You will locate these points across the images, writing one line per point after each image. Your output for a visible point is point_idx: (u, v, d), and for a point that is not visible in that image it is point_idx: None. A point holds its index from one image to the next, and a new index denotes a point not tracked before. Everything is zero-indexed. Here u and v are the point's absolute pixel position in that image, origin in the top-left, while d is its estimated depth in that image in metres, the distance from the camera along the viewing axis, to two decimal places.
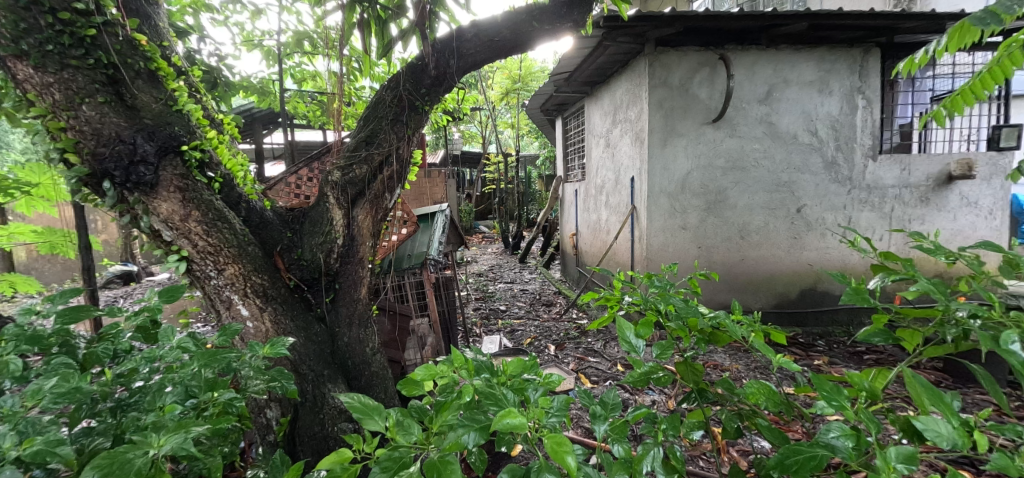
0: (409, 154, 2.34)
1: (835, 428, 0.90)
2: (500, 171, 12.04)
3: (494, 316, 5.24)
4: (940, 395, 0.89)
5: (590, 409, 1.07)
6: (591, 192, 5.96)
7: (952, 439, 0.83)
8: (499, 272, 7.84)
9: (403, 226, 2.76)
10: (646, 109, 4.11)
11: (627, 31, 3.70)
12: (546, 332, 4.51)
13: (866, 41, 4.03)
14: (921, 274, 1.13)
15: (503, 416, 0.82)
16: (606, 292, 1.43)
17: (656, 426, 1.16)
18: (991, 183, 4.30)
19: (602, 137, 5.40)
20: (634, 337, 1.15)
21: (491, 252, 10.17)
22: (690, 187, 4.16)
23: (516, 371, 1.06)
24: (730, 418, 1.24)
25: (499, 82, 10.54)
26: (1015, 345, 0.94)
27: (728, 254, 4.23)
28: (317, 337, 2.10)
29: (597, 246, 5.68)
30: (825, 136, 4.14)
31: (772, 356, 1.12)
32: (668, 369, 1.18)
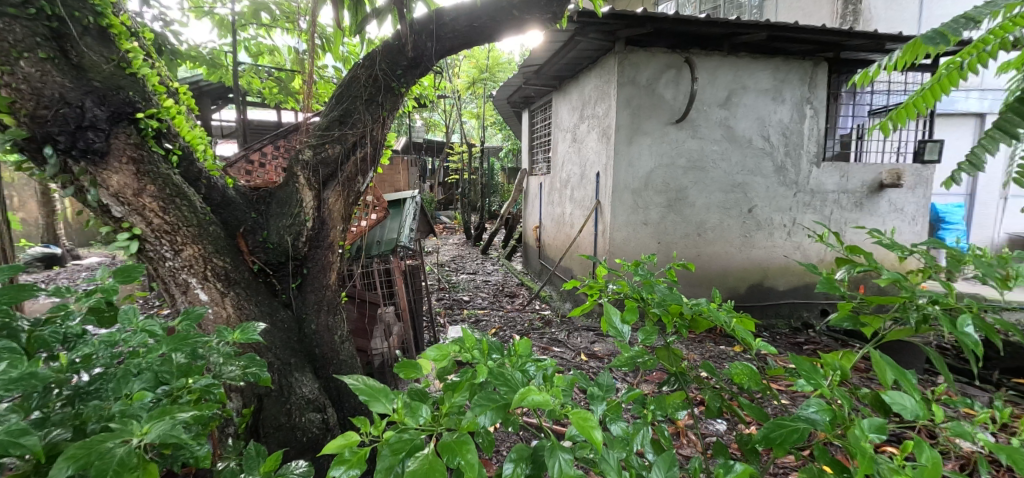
0: (383, 136, 2.26)
1: (813, 403, 0.91)
2: (465, 161, 11.93)
3: (458, 306, 5.20)
4: (904, 372, 0.91)
5: (588, 390, 1.06)
6: (556, 185, 5.97)
7: (915, 411, 0.86)
8: (460, 263, 7.76)
9: (372, 211, 2.67)
10: (615, 105, 4.11)
11: (600, 28, 3.68)
12: (511, 323, 4.53)
13: (818, 54, 4.19)
14: (887, 267, 1.15)
15: (527, 393, 0.78)
16: (589, 280, 1.40)
17: (644, 408, 1.18)
18: (915, 192, 4.62)
19: (569, 132, 5.41)
20: (620, 322, 1.14)
21: (453, 243, 10.08)
22: (653, 184, 4.21)
23: (524, 352, 1.03)
24: (712, 397, 1.26)
25: (466, 71, 10.31)
26: (970, 328, 0.97)
27: (687, 250, 4.32)
28: (283, 324, 2.01)
29: (561, 239, 5.71)
30: (777, 142, 4.29)
31: (755, 340, 1.12)
32: (654, 352, 1.19)
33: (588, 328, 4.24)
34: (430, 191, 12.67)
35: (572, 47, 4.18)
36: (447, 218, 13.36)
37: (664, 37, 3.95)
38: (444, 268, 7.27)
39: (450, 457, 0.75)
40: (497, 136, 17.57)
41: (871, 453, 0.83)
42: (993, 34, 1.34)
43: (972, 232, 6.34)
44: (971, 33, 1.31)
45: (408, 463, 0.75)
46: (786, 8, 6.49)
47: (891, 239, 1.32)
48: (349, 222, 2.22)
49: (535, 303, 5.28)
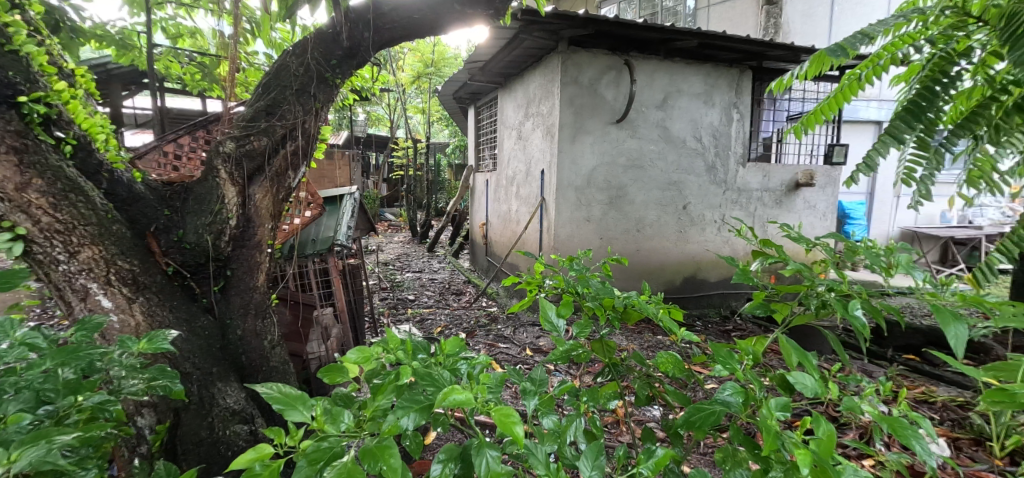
0: (316, 130, 2.16)
1: (728, 386, 0.94)
2: (410, 156, 11.66)
3: (403, 305, 5.08)
4: (806, 354, 0.94)
5: (520, 386, 1.05)
6: (501, 182, 5.97)
7: (816, 389, 0.88)
8: (406, 261, 7.59)
9: (307, 208, 2.52)
10: (557, 104, 4.16)
11: (543, 27, 3.70)
12: (456, 321, 4.47)
13: (742, 62, 4.44)
14: (793, 258, 1.20)
15: (449, 392, 0.75)
16: (526, 276, 1.39)
17: (578, 399, 1.20)
18: (825, 191, 5.04)
19: (514, 129, 5.41)
20: (555, 316, 1.14)
21: (399, 240, 9.85)
22: (595, 182, 4.31)
23: (454, 351, 0.99)
24: (641, 386, 1.30)
25: (410, 65, 10.04)
26: (858, 311, 1.03)
27: (627, 245, 4.45)
28: (203, 330, 1.86)
29: (507, 235, 5.72)
30: (708, 143, 4.52)
31: (678, 330, 1.14)
32: (587, 345, 1.20)
33: (533, 324, 4.28)
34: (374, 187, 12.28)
35: (516, 45, 4.18)
36: (391, 215, 13.02)
37: (604, 39, 4.03)
38: (389, 266, 7.08)
39: (372, 463, 0.71)
40: (444, 132, 17.31)
41: (776, 430, 0.84)
42: (885, 49, 1.31)
43: (871, 226, 7.02)
44: (864, 45, 1.31)
45: (325, 474, 0.70)
46: (717, 19, 6.97)
47: (798, 232, 1.37)
48: (279, 219, 2.10)
49: (481, 300, 5.25)
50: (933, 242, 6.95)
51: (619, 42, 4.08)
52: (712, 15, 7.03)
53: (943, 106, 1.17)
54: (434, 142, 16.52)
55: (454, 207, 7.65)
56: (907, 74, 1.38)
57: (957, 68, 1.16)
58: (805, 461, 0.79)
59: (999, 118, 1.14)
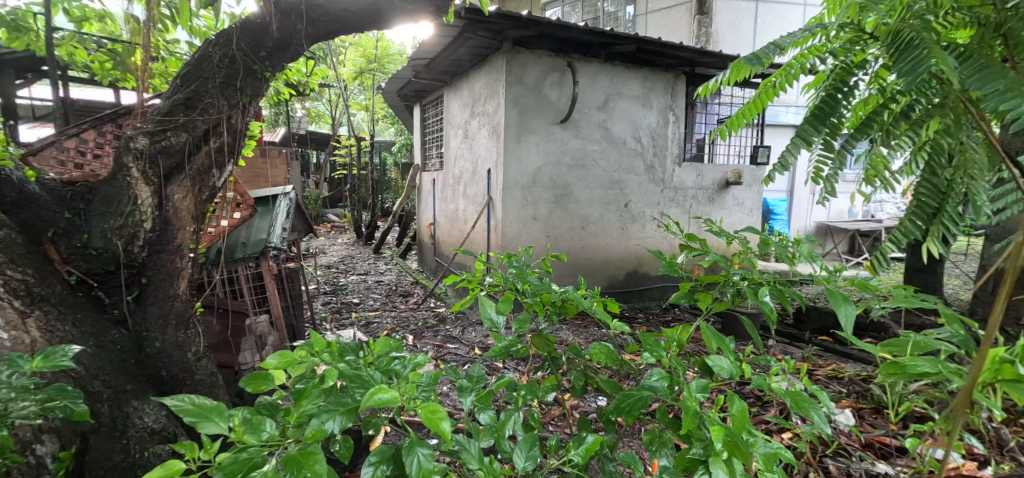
0: (243, 126, 2.04)
1: (655, 372, 0.97)
2: (353, 155, 11.28)
3: (347, 309, 4.91)
4: (722, 338, 1.00)
5: (457, 383, 1.05)
6: (448, 182, 5.91)
7: (731, 370, 0.93)
8: (351, 263, 7.33)
9: (236, 209, 2.39)
10: (502, 104, 4.15)
11: (486, 27, 3.69)
12: (403, 323, 4.38)
13: (677, 68, 4.66)
14: (713, 250, 1.27)
15: (373, 392, 0.73)
16: (467, 274, 1.38)
17: (517, 393, 1.21)
18: (752, 189, 5.38)
19: (460, 128, 5.37)
20: (495, 313, 1.14)
21: (343, 242, 9.51)
22: (541, 181, 4.35)
23: (384, 351, 0.97)
24: (577, 377, 1.31)
25: (352, 60, 9.69)
26: (766, 297, 1.10)
27: (572, 242, 4.53)
28: (115, 344, 1.70)
29: (455, 235, 5.67)
30: (647, 144, 4.69)
31: (610, 322, 1.18)
32: (526, 341, 1.21)
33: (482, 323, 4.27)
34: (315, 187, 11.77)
35: (460, 43, 4.14)
36: (335, 216, 12.55)
37: (547, 40, 4.07)
38: (332, 269, 6.82)
39: (294, 471, 0.67)
40: (390, 130, 16.96)
41: (695, 411, 0.89)
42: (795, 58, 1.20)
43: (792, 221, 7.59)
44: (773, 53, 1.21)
45: None
46: (654, 26, 7.30)
47: (719, 227, 1.45)
48: (201, 222, 1.97)
49: (429, 301, 5.18)
50: (843, 234, 7.65)
51: (562, 45, 4.14)
52: (650, 21, 7.32)
53: (843, 112, 1.11)
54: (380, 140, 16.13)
55: (400, 206, 7.51)
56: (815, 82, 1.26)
57: (856, 79, 1.08)
58: (717, 436, 0.83)
59: (891, 125, 1.04)
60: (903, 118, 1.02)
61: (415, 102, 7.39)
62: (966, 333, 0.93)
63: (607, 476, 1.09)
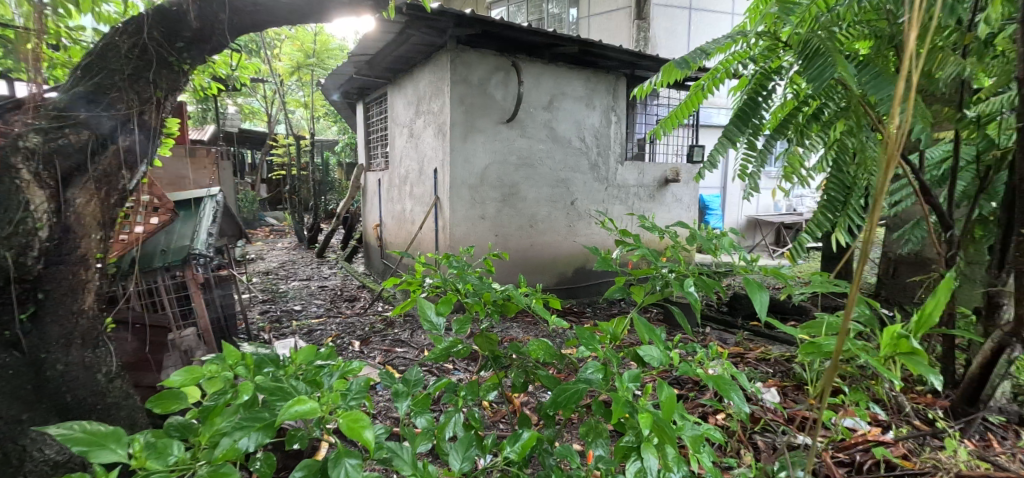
0: (158, 122, 1.88)
1: (590, 365, 1.00)
2: (292, 155, 10.71)
3: (287, 317, 4.65)
4: (653, 330, 1.03)
5: (392, 388, 1.03)
6: (394, 182, 5.76)
7: (660, 360, 0.98)
8: (292, 269, 6.96)
9: (153, 214, 2.22)
10: (447, 103, 4.09)
11: (430, 23, 3.62)
12: (349, 329, 4.20)
13: (618, 69, 4.80)
14: (644, 244, 1.32)
15: (290, 405, 0.69)
16: (407, 277, 1.33)
17: (456, 394, 1.19)
18: (690, 186, 5.62)
19: (405, 127, 5.24)
20: (434, 315, 1.13)
21: (283, 247, 9.00)
22: (488, 180, 4.33)
23: (306, 360, 0.95)
24: (517, 375, 1.28)
25: (288, 53, 9.07)
26: (691, 288, 1.15)
27: (520, 241, 4.55)
28: (4, 369, 1.50)
29: (402, 237, 5.54)
30: (591, 143, 4.80)
31: (549, 318, 1.17)
32: (468, 342, 1.19)
33: None
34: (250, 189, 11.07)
35: (403, 40, 4.03)
36: (274, 219, 11.87)
37: (491, 40, 4.05)
38: (270, 276, 6.44)
39: None
40: (333, 129, 16.32)
41: (624, 401, 0.91)
42: (723, 64, 1.66)
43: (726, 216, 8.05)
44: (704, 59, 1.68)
45: None
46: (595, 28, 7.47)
47: (651, 222, 1.50)
48: (110, 228, 1.79)
49: (376, 304, 5.02)
50: (770, 227, 8.22)
51: (507, 44, 4.15)
52: (592, 24, 7.51)
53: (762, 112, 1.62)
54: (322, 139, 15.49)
55: (344, 208, 7.25)
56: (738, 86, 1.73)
57: (772, 83, 1.58)
58: (644, 424, 0.86)
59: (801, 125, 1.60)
60: (814, 120, 1.57)
61: (358, 100, 7.16)
62: (870, 314, 1.24)
63: (546, 469, 1.10)
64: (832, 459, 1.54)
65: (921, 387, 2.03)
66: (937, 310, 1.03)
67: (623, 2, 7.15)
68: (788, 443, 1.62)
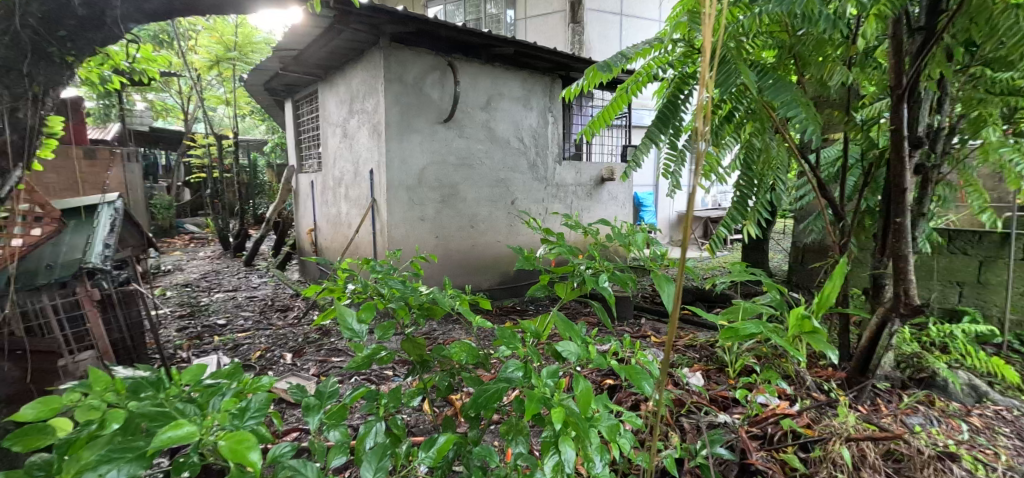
0: (38, 120, 1.67)
1: (512, 363, 1.01)
2: (213, 157, 9.90)
3: (210, 332, 4.29)
4: (570, 324, 1.07)
5: (302, 403, 1.01)
6: (327, 184, 5.50)
7: (579, 354, 1.02)
8: (216, 279, 6.44)
9: (36, 224, 1.99)
10: (382, 102, 3.98)
11: (361, 19, 3.50)
12: (280, 341, 3.94)
13: (553, 72, 4.90)
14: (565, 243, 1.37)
15: (166, 430, 0.72)
16: (328, 284, 1.30)
17: (377, 403, 1.16)
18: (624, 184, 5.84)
19: (337, 126, 5.02)
20: (356, 323, 1.11)
21: (205, 255, 8.30)
22: (427, 181, 4.25)
23: (193, 378, 0.93)
24: (441, 377, 1.28)
25: (206, 45, 7.80)
26: (604, 284, 1.23)
27: (461, 242, 4.51)
28: None
29: (338, 241, 5.30)
30: (529, 143, 4.86)
31: (473, 319, 1.18)
32: (391, 348, 1.17)
33: None
34: (165, 194, 10.10)
35: (333, 35, 3.86)
36: (195, 226, 10.91)
37: (427, 38, 3.99)
38: (190, 287, 5.92)
39: None
40: (261, 128, 15.36)
41: (539, 399, 0.94)
42: (644, 68, 1.75)
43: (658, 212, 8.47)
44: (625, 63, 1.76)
45: None
46: (532, 31, 7.62)
47: (575, 220, 1.55)
48: None
49: (312, 313, 4.76)
50: (699, 221, 8.73)
51: (443, 43, 4.10)
52: (528, 26, 7.65)
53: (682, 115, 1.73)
54: (248, 139, 14.52)
55: (274, 212, 6.80)
56: (661, 88, 1.82)
57: (690, 88, 1.69)
58: (559, 417, 0.91)
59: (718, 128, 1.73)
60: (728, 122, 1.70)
61: (287, 98, 6.76)
62: (779, 298, 1.44)
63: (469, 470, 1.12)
64: (747, 433, 1.66)
65: (823, 362, 2.25)
66: (834, 296, 1.27)
67: (558, 6, 7.35)
68: (710, 422, 1.73)
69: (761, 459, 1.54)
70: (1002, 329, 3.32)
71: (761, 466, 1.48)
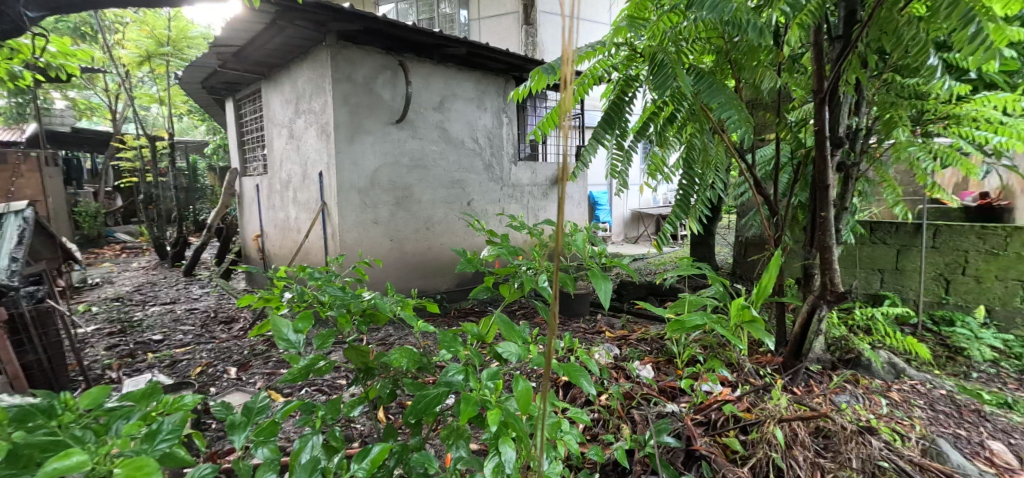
0: None
1: (453, 368, 1.05)
2: (147, 160, 9.23)
3: (145, 349, 3.98)
4: (513, 327, 1.12)
5: (228, 420, 1.05)
6: (274, 187, 5.26)
7: (518, 354, 1.08)
8: (152, 291, 6.01)
9: None
10: (330, 102, 3.85)
11: (305, 16, 3.37)
12: (223, 355, 3.72)
13: (506, 73, 4.91)
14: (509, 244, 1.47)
15: (59, 459, 0.74)
16: (264, 293, 1.27)
17: (313, 415, 1.17)
18: (578, 184, 5.94)
19: (283, 127, 4.81)
20: (291, 332, 1.11)
21: (140, 265, 7.73)
22: (380, 183, 4.15)
23: (93, 401, 0.97)
24: (384, 384, 1.25)
25: (133, 39, 6.93)
26: (545, 283, 1.33)
27: (417, 245, 4.43)
28: None
29: (287, 247, 5.07)
30: (484, 144, 4.85)
31: (414, 323, 1.20)
32: (331, 357, 1.14)
33: None
34: (93, 201, 9.32)
35: (275, 32, 3.70)
36: (128, 235, 10.14)
37: (376, 37, 3.90)
38: (122, 301, 5.49)
39: None
40: (202, 128, 14.47)
41: (473, 403, 0.99)
42: (588, 70, 1.78)
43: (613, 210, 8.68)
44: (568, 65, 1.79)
45: None
46: (487, 32, 7.63)
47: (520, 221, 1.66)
48: None
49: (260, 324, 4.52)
50: (652, 218, 9.01)
51: (393, 43, 4.02)
52: (482, 27, 7.67)
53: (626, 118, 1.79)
54: (188, 140, 13.63)
55: (216, 218, 6.40)
56: (605, 90, 1.86)
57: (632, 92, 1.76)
58: (495, 418, 0.99)
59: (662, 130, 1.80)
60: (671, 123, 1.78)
61: (227, 97, 6.39)
62: (723, 290, 1.59)
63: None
64: (692, 420, 1.73)
65: (762, 349, 2.38)
66: (770, 286, 1.42)
67: (511, 7, 7.42)
68: (659, 412, 1.79)
69: (705, 445, 1.61)
70: (917, 310, 3.65)
71: (704, 450, 1.56)
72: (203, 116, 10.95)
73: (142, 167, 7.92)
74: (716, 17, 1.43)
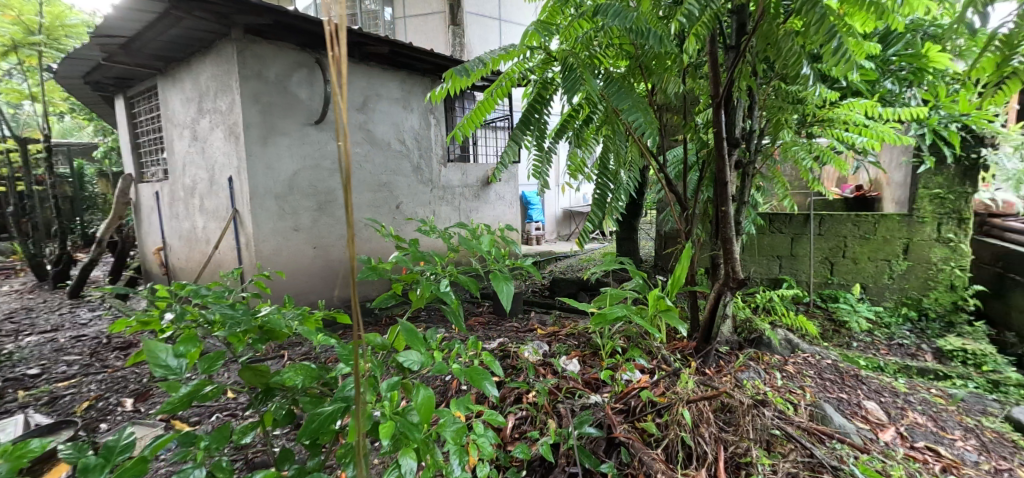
0: None
1: (354, 383, 1.09)
2: None
3: (17, 385, 3.43)
4: (415, 333, 1.20)
5: (81, 463, 0.98)
6: (177, 194, 4.77)
7: (418, 362, 1.18)
8: (25, 317, 5.21)
9: None
10: (239, 101, 3.56)
11: (206, 7, 3.10)
12: (116, 386, 3.30)
13: (433, 73, 4.83)
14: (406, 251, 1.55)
15: None
16: (141, 316, 1.17)
17: (192, 448, 1.08)
18: (509, 184, 5.97)
19: (185, 128, 4.37)
20: (170, 357, 1.03)
21: (10, 288, 6.68)
22: (299, 187, 3.91)
23: None
24: (279, 405, 1.18)
25: None
26: (445, 287, 1.41)
27: (343, 251, 4.23)
28: None
29: (196, 259, 4.63)
30: (411, 145, 4.73)
31: (313, 339, 1.18)
32: (219, 382, 1.07)
33: None
34: None
35: (172, 23, 3.37)
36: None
37: (290, 33, 3.67)
38: None
39: None
40: (87, 129, 12.80)
41: (363, 424, 1.02)
42: (507, 71, 1.80)
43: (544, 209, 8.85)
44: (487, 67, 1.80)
45: None
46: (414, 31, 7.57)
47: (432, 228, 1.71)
48: None
49: None
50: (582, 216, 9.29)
51: (309, 39, 3.81)
52: (408, 26, 7.58)
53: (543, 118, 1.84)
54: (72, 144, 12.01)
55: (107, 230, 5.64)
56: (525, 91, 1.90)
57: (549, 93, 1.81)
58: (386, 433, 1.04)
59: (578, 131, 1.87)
60: None
61: (116, 95, 5.68)
62: (644, 282, 1.70)
63: None
64: (613, 408, 1.80)
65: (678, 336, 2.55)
66: (683, 276, 1.54)
67: (437, 7, 7.37)
68: (582, 404, 1.85)
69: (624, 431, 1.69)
70: (809, 290, 4.09)
71: (624, 437, 1.64)
72: (89, 114, 9.69)
73: (10, 173, 6.85)
74: (620, 24, 1.55)
